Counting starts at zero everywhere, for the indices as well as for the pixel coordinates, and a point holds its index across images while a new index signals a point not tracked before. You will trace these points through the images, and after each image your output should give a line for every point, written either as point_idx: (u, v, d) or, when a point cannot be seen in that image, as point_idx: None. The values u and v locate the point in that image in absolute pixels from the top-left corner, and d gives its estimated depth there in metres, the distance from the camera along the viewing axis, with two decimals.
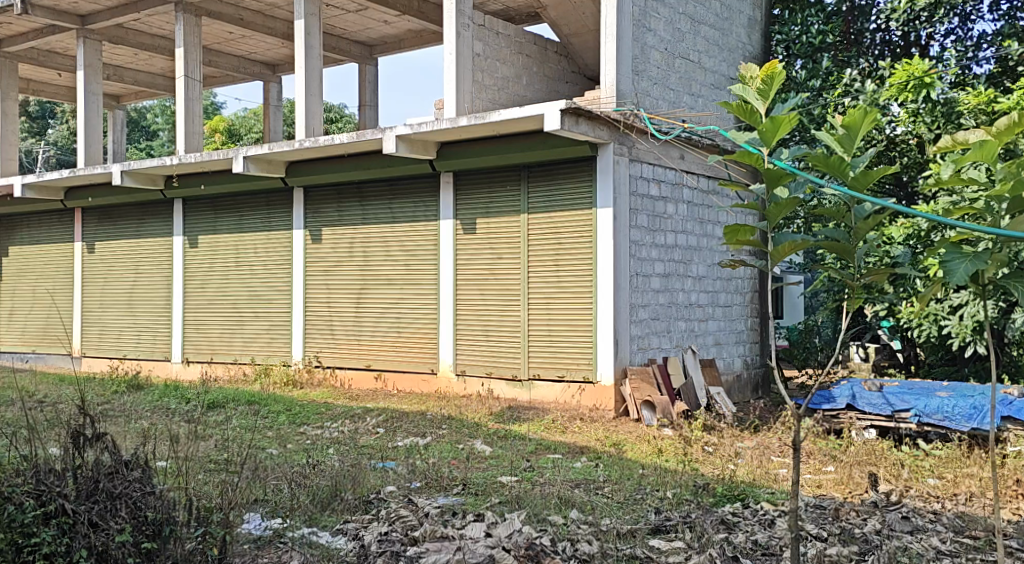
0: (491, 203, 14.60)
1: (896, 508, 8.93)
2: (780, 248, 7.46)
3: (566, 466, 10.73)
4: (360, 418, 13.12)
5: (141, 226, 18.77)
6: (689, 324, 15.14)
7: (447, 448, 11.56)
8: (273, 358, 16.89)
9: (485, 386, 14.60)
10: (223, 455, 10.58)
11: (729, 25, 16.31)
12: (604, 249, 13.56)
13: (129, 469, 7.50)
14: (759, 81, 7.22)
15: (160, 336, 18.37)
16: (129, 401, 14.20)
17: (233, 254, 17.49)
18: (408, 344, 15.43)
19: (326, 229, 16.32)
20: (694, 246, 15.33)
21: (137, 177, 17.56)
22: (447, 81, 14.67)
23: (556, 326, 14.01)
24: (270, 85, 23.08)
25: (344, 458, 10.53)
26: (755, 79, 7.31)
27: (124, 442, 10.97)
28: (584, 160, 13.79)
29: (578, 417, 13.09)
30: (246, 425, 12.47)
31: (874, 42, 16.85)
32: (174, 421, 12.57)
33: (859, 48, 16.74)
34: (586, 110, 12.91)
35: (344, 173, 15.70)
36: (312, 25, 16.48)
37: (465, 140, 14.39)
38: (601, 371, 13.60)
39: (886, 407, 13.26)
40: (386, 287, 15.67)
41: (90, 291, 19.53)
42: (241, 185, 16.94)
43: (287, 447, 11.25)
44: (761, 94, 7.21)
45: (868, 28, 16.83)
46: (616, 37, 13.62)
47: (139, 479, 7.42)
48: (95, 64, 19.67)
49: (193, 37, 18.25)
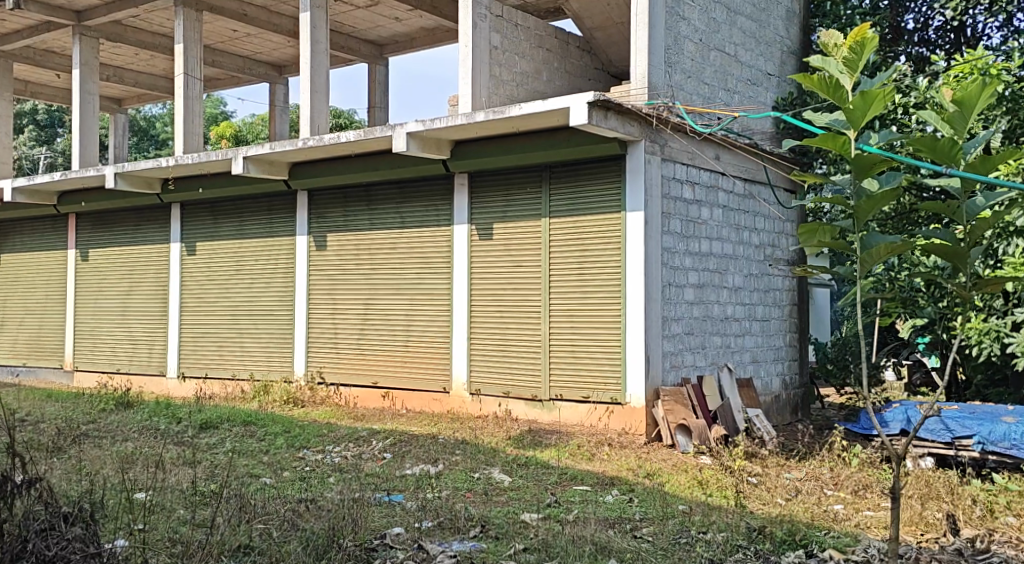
0: (509, 207, 13.40)
1: (985, 558, 7.78)
2: (875, 252, 7.34)
3: (596, 502, 9.59)
4: (366, 441, 11.91)
5: (136, 233, 17.62)
6: (725, 340, 13.91)
7: (462, 477, 10.37)
8: (273, 373, 15.68)
9: (502, 407, 13.37)
10: (209, 486, 9.40)
11: (767, 16, 15.31)
12: (634, 257, 12.36)
13: (68, 525, 7.08)
14: (847, 50, 7.09)
15: (154, 349, 17.18)
16: (116, 420, 12.81)
17: (232, 262, 16.29)
18: (418, 361, 14.20)
19: (331, 235, 15.13)
20: (729, 255, 14.13)
21: (132, 180, 16.43)
22: (463, 75, 13.52)
23: (580, 342, 12.79)
24: (275, 86, 21.91)
25: (344, 491, 9.36)
26: (840, 48, 7.17)
27: (99, 472, 9.77)
28: (612, 160, 12.60)
29: (606, 442, 11.86)
30: (239, 450, 11.26)
31: (910, 41, 15.66)
32: (159, 444, 11.38)
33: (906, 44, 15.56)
34: (615, 103, 11.75)
35: (349, 175, 14.58)
36: (318, 18, 15.31)
37: (482, 137, 13.22)
38: (631, 390, 12.36)
39: (945, 434, 12.33)
40: (395, 298, 14.47)
41: (82, 301, 18.36)
42: (241, 188, 15.78)
43: (282, 476, 10.08)
44: (850, 63, 7.10)
45: (906, 25, 15.71)
46: (648, 26, 12.45)
47: (81, 537, 6.97)
48: (91, 62, 18.56)
49: (192, 31, 17.07)
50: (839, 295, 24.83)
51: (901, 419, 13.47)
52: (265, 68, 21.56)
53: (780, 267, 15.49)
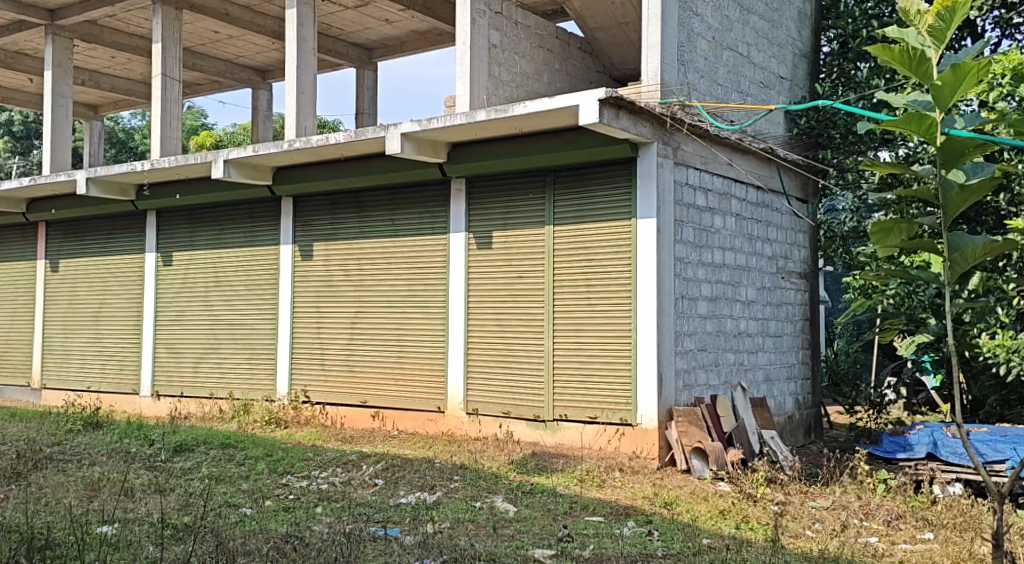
0: (510, 214, 12.52)
1: None
2: (969, 253, 8.03)
3: (613, 535, 8.74)
4: (355, 466, 10.96)
5: (110, 242, 16.62)
6: (738, 357, 13.06)
7: (462, 507, 9.47)
8: (254, 392, 14.68)
9: (503, 428, 12.42)
10: (182, 518, 8.47)
11: (780, 17, 14.56)
12: (646, 266, 11.49)
13: None
14: (932, 18, 7.60)
15: (127, 366, 16.14)
16: (84, 442, 11.78)
17: (211, 274, 15.30)
18: (411, 378, 13.25)
19: (318, 245, 14.19)
20: (742, 267, 13.30)
21: (105, 185, 15.50)
22: (461, 73, 12.65)
23: (586, 358, 11.89)
24: (258, 92, 20.93)
25: (334, 525, 8.49)
26: (922, 14, 7.67)
27: (60, 502, 8.82)
28: (622, 165, 11.76)
29: (617, 467, 10.97)
30: (218, 477, 10.30)
31: None
32: (129, 469, 10.39)
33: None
34: (627, 101, 10.92)
35: (337, 180, 13.68)
36: (305, 14, 14.42)
37: (482, 139, 12.33)
38: (642, 410, 11.47)
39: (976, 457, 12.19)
40: (386, 311, 13.54)
41: (52, 314, 17.31)
42: (221, 194, 14.84)
43: (264, 506, 9.15)
44: (934, 32, 7.63)
45: None
46: (661, 21, 11.64)
47: None
48: (65, 64, 17.55)
49: (171, 31, 16.06)
50: (839, 314, 24.02)
51: (927, 443, 12.70)
52: (248, 73, 20.59)
53: (793, 280, 14.69)
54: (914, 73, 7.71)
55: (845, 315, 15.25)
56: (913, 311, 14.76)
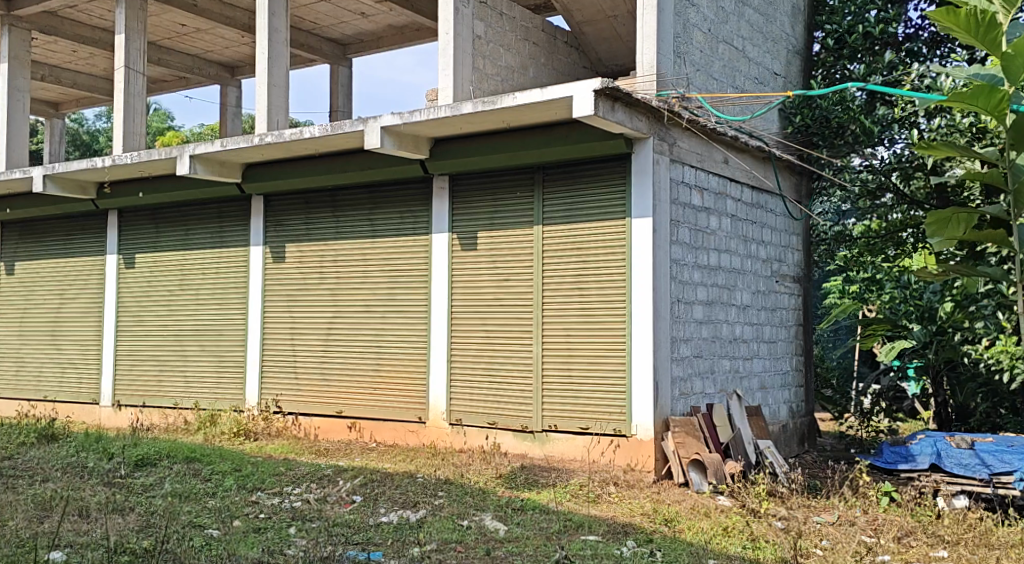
0: (496, 213, 11.84)
1: None
2: None
3: (615, 558, 8.07)
4: (330, 481, 10.21)
5: (69, 243, 15.75)
6: (734, 364, 12.45)
7: (448, 526, 8.76)
8: (221, 402, 13.87)
9: (490, 440, 11.72)
10: (141, 542, 7.75)
11: (773, 10, 13.96)
12: (641, 268, 10.86)
13: None
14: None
15: (87, 374, 15.27)
16: (36, 456, 10.96)
17: (177, 277, 14.49)
18: (390, 387, 12.52)
19: (290, 246, 13.43)
20: (738, 269, 12.68)
21: (63, 183, 14.62)
22: (444, 64, 11.95)
23: (578, 364, 11.23)
24: (227, 89, 20.09)
25: (309, 549, 7.81)
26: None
27: (6, 525, 8.07)
28: (615, 161, 11.12)
29: (611, 481, 10.29)
30: (182, 494, 9.52)
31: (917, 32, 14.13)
32: (86, 486, 9.59)
33: (912, 43, 13.96)
34: (624, 92, 10.29)
35: (312, 177, 12.94)
36: (277, 3, 13.65)
37: (467, 133, 11.65)
38: (637, 420, 10.82)
39: (982, 469, 11.60)
40: (363, 316, 12.80)
41: (7, 319, 16.39)
42: (188, 192, 14.06)
43: (233, 527, 8.45)
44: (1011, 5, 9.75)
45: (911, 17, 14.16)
46: (657, 9, 11.02)
47: None
48: (22, 57, 16.51)
49: (136, 21, 15.11)
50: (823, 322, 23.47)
51: (931, 452, 12.07)
52: (217, 69, 19.72)
53: (787, 284, 14.11)
54: (982, 39, 9.47)
55: (826, 322, 14.75)
56: (902, 316, 14.22)
